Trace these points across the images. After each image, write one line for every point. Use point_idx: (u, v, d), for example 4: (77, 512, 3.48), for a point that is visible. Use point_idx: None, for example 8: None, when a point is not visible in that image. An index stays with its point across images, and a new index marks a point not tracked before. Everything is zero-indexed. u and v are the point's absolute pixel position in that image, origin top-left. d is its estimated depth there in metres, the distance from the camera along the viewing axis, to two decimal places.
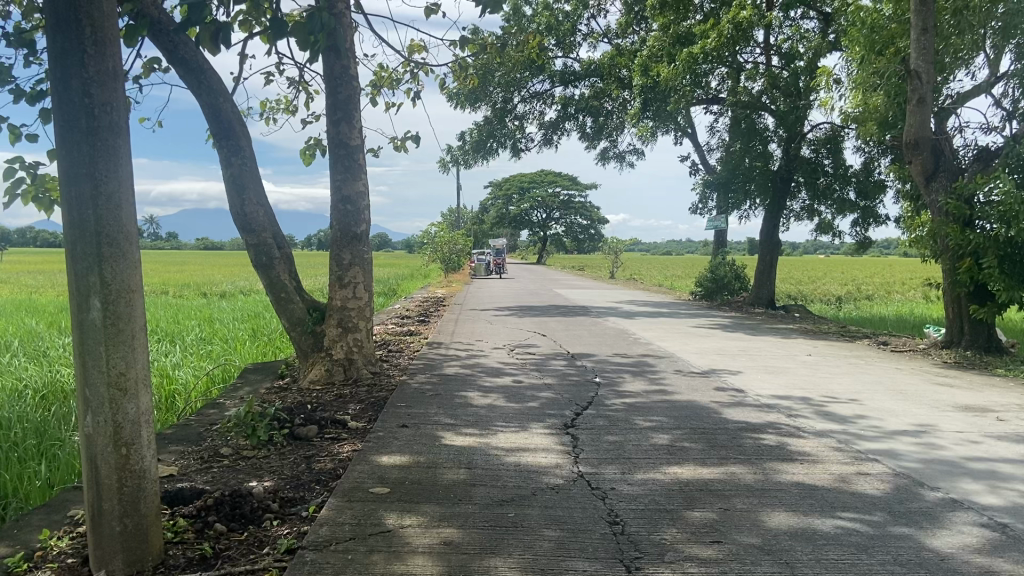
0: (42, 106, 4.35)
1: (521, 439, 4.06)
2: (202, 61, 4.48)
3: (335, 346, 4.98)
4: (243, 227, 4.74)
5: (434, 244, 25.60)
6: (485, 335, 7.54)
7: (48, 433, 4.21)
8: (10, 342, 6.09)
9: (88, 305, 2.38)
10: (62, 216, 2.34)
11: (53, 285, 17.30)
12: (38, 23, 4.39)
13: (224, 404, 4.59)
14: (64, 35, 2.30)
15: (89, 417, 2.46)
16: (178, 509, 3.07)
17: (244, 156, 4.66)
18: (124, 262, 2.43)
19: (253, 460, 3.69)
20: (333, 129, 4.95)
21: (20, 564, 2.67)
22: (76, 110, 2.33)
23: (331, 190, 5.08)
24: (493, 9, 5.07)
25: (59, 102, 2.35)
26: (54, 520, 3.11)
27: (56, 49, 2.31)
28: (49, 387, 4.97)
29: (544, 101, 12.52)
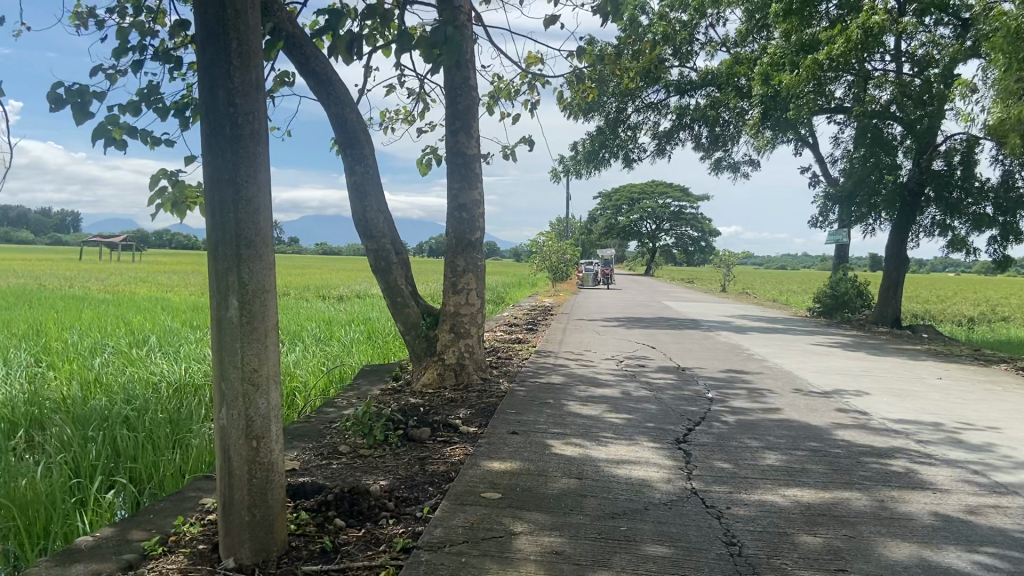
0: (184, 118, 4.65)
1: (631, 452, 4.00)
2: (332, 74, 4.66)
3: (448, 351, 5.06)
4: (364, 234, 4.90)
5: (543, 253, 25.75)
6: (594, 345, 7.50)
7: (180, 424, 4.50)
8: (146, 337, 6.52)
9: (226, 304, 2.51)
10: (205, 217, 2.49)
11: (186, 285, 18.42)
12: (183, 40, 4.71)
13: (340, 404, 4.75)
14: (215, 48, 2.45)
15: (224, 409, 2.60)
16: (301, 502, 3.20)
17: (367, 164, 4.82)
18: (260, 263, 2.55)
19: (370, 459, 3.79)
20: (451, 139, 5.06)
21: (156, 548, 2.84)
22: (222, 119, 2.47)
23: (448, 198, 5.18)
24: (613, 18, 5.06)
25: (207, 110, 2.50)
26: (187, 507, 3.30)
27: (205, 60, 2.46)
28: (181, 380, 5.30)
29: (658, 111, 12.39)
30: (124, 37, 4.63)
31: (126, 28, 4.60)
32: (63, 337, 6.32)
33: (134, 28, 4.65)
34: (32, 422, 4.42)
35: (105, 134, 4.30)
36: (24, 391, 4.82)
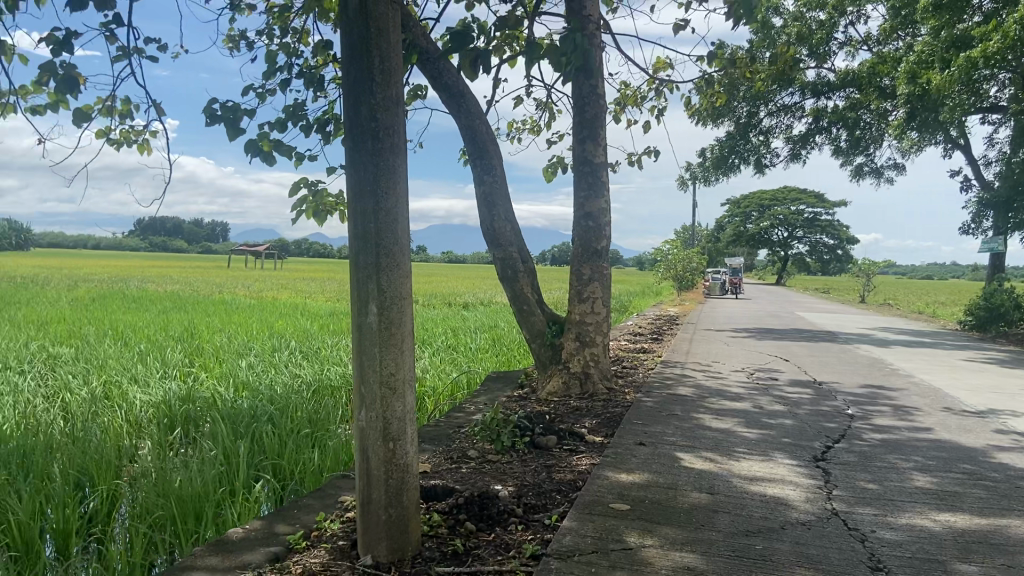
0: (326, 134, 4.90)
1: (765, 469, 3.86)
2: (463, 87, 4.77)
3: (573, 359, 5.07)
4: (492, 242, 4.97)
5: (669, 261, 25.35)
6: (723, 356, 7.30)
7: (318, 423, 4.73)
8: (288, 340, 6.90)
9: (367, 310, 2.62)
10: (348, 227, 2.60)
11: (323, 291, 19.39)
12: (324, 59, 4.96)
13: (468, 409, 4.84)
14: (359, 66, 2.56)
15: (362, 411, 2.70)
16: (433, 504, 3.28)
17: (495, 175, 4.89)
18: (398, 271, 2.64)
19: (497, 465, 3.84)
20: (579, 147, 5.08)
21: (300, 542, 2.98)
22: (364, 133, 2.57)
23: (575, 207, 5.20)
24: (745, 21, 4.92)
25: (351, 125, 2.61)
26: (327, 504, 3.45)
27: (351, 78, 2.57)
28: (320, 381, 5.57)
29: (793, 114, 11.95)
30: (273, 58, 4.93)
31: (274, 50, 4.89)
32: (214, 339, 6.77)
33: (281, 50, 4.95)
34: (188, 418, 4.76)
35: (254, 149, 4.58)
36: (180, 388, 5.20)
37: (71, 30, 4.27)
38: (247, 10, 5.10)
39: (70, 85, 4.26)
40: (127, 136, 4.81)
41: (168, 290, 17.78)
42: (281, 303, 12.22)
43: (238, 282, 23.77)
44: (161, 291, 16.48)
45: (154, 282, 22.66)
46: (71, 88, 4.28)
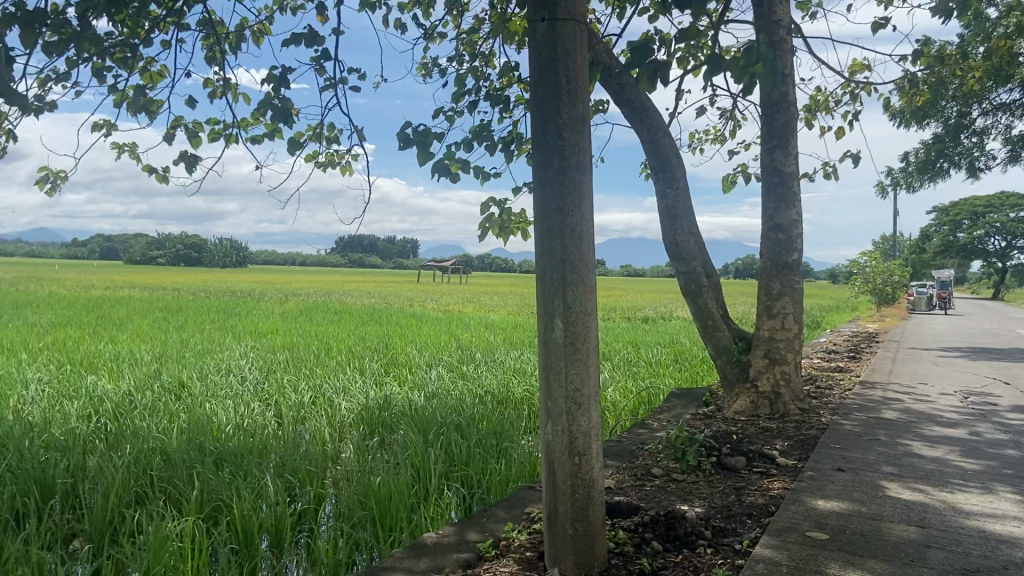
0: (511, 151, 5.05)
1: (984, 503, 3.50)
2: (645, 100, 4.75)
3: (762, 378, 4.86)
4: (675, 256, 4.88)
5: (867, 274, 23.71)
6: (930, 378, 6.71)
7: (503, 434, 4.87)
8: (474, 352, 7.15)
9: (553, 325, 2.66)
10: (535, 244, 2.65)
11: (508, 305, 20.03)
12: (509, 79, 5.13)
13: (652, 425, 4.78)
14: (547, 87, 2.62)
15: (549, 425, 2.75)
16: (619, 521, 3.27)
17: (678, 188, 4.81)
18: (583, 287, 2.65)
19: (683, 484, 3.75)
20: (767, 157, 4.90)
21: (490, 550, 3.07)
22: (551, 152, 2.62)
23: (763, 219, 5.00)
24: (953, 14, 4.53)
25: (539, 144, 2.67)
26: (515, 514, 3.53)
27: (538, 99, 2.64)
28: (504, 393, 5.72)
29: (1012, 112, 10.79)
30: (462, 83, 5.15)
31: (463, 74, 5.12)
32: (406, 351, 7.16)
33: (469, 73, 5.17)
34: (383, 425, 5.07)
35: (444, 169, 4.81)
36: (377, 396, 5.55)
37: (285, 67, 4.71)
38: (438, 38, 5.38)
39: (284, 116, 4.69)
40: (331, 161, 5.21)
41: (365, 303, 19.10)
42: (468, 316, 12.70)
43: (431, 297, 25.02)
44: (360, 304, 17.78)
45: (356, 297, 24.43)
46: (285, 119, 4.71)
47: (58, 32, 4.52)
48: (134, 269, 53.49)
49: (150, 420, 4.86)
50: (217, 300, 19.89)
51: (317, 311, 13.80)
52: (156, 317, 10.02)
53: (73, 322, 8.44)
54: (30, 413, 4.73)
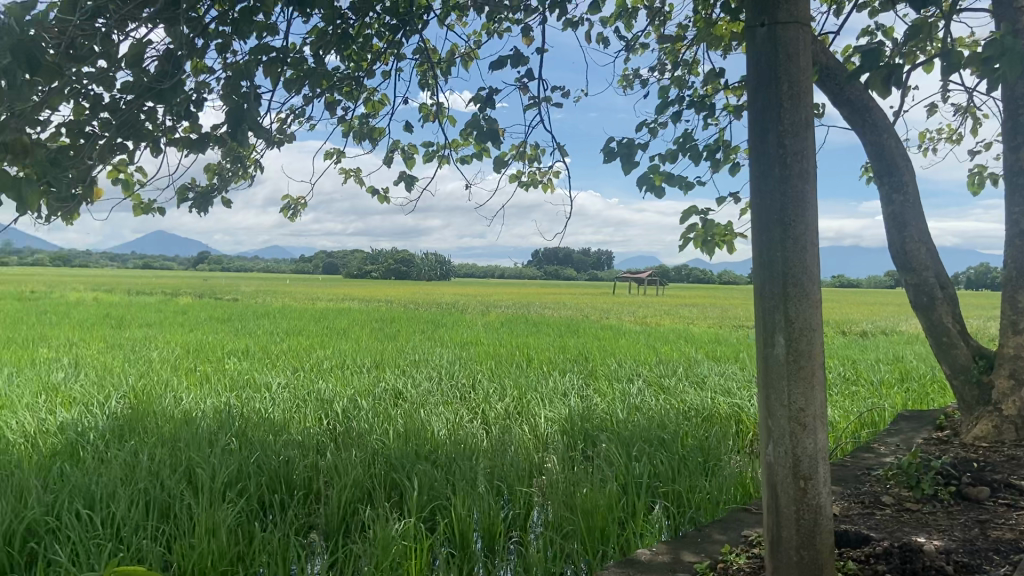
0: (717, 160, 4.92)
1: None
2: (869, 101, 4.45)
3: (1008, 401, 4.36)
4: (903, 267, 4.51)
5: None
6: None
7: (710, 451, 4.73)
8: (676, 366, 7.02)
9: (774, 345, 2.27)
10: (751, 258, 2.25)
11: (706, 318, 19.53)
12: (714, 87, 5.01)
13: (877, 449, 4.44)
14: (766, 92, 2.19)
15: (770, 444, 2.41)
16: (846, 551, 3.07)
17: (906, 193, 4.44)
18: (807, 303, 2.23)
19: (918, 514, 3.45)
20: (1012, 156, 4.42)
21: (707, 571, 2.98)
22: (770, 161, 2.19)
23: (1008, 224, 4.51)
24: None
25: (757, 151, 2.26)
26: (732, 537, 3.40)
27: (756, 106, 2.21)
28: (709, 409, 5.56)
29: None
30: (666, 93, 5.10)
31: (667, 84, 5.06)
32: (608, 363, 7.18)
33: (673, 82, 5.11)
34: (587, 435, 5.11)
35: (647, 181, 4.79)
36: (580, 407, 5.61)
37: (493, 89, 4.91)
38: (640, 49, 5.37)
39: (492, 137, 4.88)
40: (536, 177, 5.35)
41: (563, 316, 19.39)
42: (668, 330, 12.50)
43: (626, 311, 24.95)
44: (557, 317, 18.14)
45: (551, 309, 24.86)
46: (492, 139, 4.90)
47: (296, 70, 5.02)
48: (345, 282, 57.87)
49: (371, 422, 5.22)
50: (429, 312, 21.10)
51: (522, 323, 14.23)
52: (376, 328, 10.79)
53: (305, 331, 9.29)
54: (273, 414, 5.26)
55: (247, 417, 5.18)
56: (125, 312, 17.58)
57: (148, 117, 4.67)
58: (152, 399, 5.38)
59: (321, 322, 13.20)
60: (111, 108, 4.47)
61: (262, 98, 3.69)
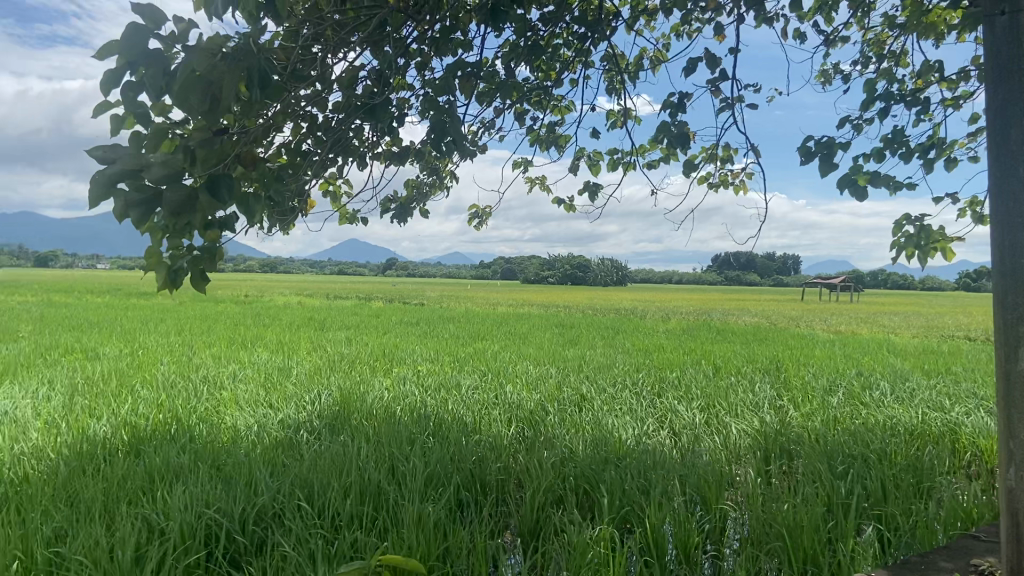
0: (930, 158, 4.57)
1: None
2: None
3: None
4: None
5: None
6: None
7: (923, 472, 4.37)
8: (878, 379, 6.58)
9: (1015, 357, 1.78)
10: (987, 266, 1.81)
11: (901, 327, 18.22)
12: (927, 79, 4.65)
13: None
14: (1002, 85, 1.77)
15: (1009, 466, 1.90)
16: None
17: None
18: None
19: None
20: None
21: None
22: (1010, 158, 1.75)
23: None
24: None
25: (994, 146, 1.81)
26: (961, 566, 3.13)
27: (994, 103, 1.79)
28: (919, 426, 5.16)
29: None
30: (871, 88, 4.80)
31: (873, 78, 4.76)
32: (800, 373, 6.86)
33: (880, 76, 4.79)
34: (783, 449, 4.88)
35: (850, 182, 4.52)
36: (773, 419, 5.39)
37: (683, 92, 4.83)
38: (840, 42, 5.09)
39: (681, 141, 4.80)
40: (727, 179, 5.21)
41: (744, 323, 18.69)
42: (862, 340, 11.76)
43: (808, 318, 23.78)
44: (738, 324, 17.53)
45: (725, 316, 24.16)
46: (682, 144, 4.82)
47: (489, 82, 5.19)
48: (512, 286, 59.16)
49: (558, 428, 5.26)
50: (607, 318, 21.19)
51: (704, 330, 13.93)
52: (556, 332, 10.96)
53: (490, 335, 9.60)
54: (465, 415, 5.45)
55: (441, 418, 5.39)
56: (324, 314, 18.97)
57: (356, 134, 5.02)
58: (357, 397, 5.75)
59: (501, 326, 13.61)
60: (324, 127, 4.85)
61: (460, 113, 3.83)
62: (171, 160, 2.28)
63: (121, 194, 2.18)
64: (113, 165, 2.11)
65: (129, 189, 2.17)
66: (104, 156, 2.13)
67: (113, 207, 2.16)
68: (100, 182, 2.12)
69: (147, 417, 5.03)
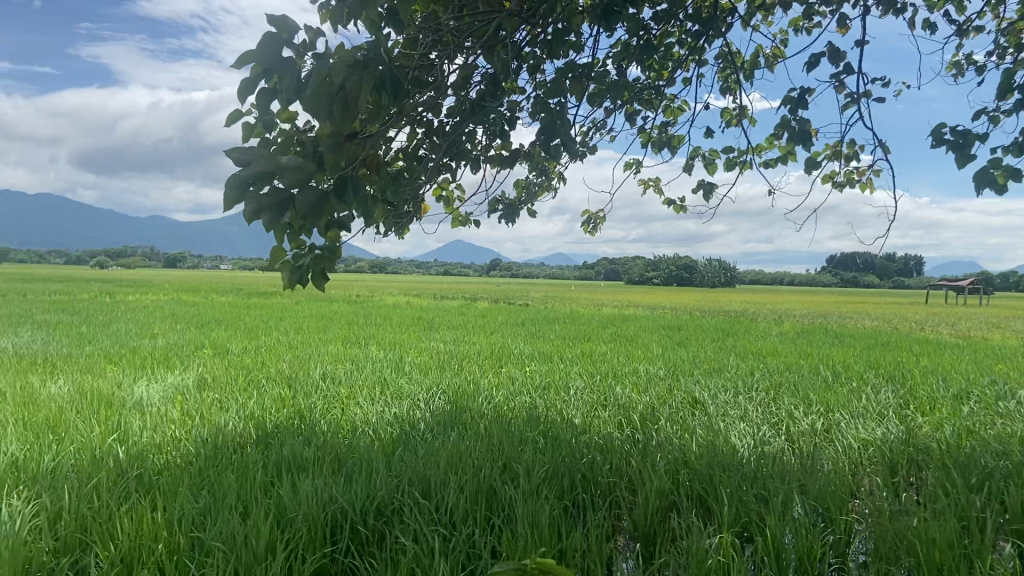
0: None
1: None
2: None
3: None
4: None
5: None
6: None
7: None
8: (1012, 387, 6.18)
9: None
10: None
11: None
12: None
13: None
14: None
15: None
16: None
17: None
18: None
19: None
20: None
21: None
22: None
23: None
24: None
25: None
26: None
27: None
28: None
29: None
30: (1010, 78, 4.51)
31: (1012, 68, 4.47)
32: (928, 381, 6.52)
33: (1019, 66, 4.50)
34: (909, 460, 4.64)
35: (987, 179, 4.25)
36: (898, 429, 5.14)
37: (804, 88, 4.66)
38: (973, 31, 4.81)
39: (802, 139, 4.64)
40: (850, 177, 5.01)
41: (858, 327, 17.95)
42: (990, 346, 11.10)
43: (927, 321, 22.62)
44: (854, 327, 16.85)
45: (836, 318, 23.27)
46: (803, 141, 4.66)
47: (600, 84, 5.17)
48: (610, 287, 58.80)
49: (670, 432, 5.19)
50: (713, 320, 20.80)
51: (820, 333, 13.44)
52: (663, 334, 10.82)
53: (597, 337, 9.57)
54: (575, 416, 5.45)
55: (551, 419, 5.41)
56: (430, 314, 19.36)
57: (469, 138, 5.08)
58: (468, 396, 5.84)
59: (607, 328, 13.58)
60: (439, 131, 4.93)
61: (575, 114, 3.82)
62: (302, 165, 2.33)
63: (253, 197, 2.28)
64: (247, 167, 2.20)
65: (262, 192, 2.26)
66: (240, 160, 2.23)
67: (246, 209, 2.25)
68: (234, 183, 2.21)
69: (272, 411, 5.26)
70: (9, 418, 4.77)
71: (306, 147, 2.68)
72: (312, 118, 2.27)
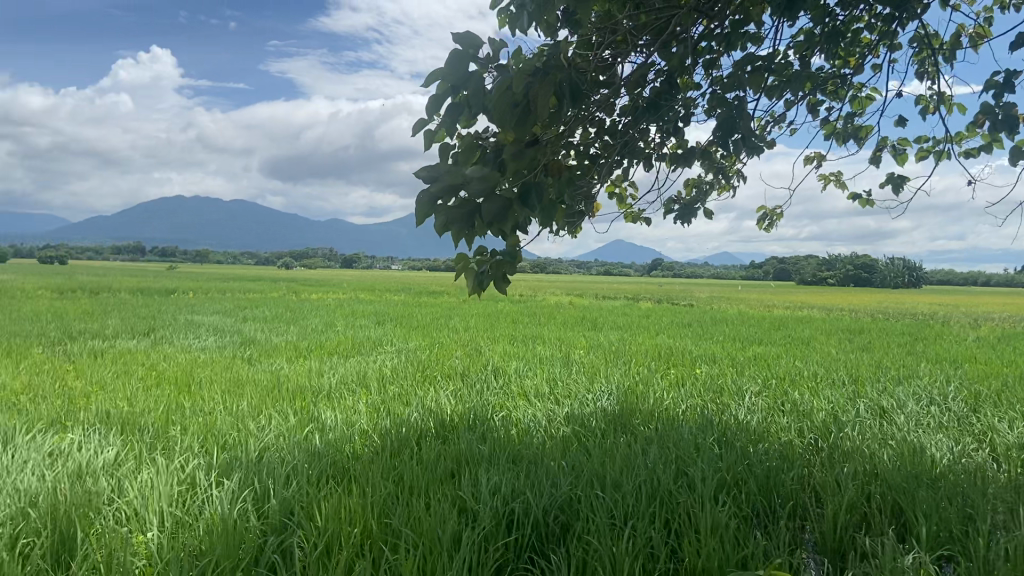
0: None
1: None
2: None
3: None
4: None
5: None
6: None
7: None
8: None
9: None
10: None
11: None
12: None
13: None
14: None
15: None
16: None
17: None
18: None
19: None
20: None
21: None
22: None
23: None
24: None
25: None
26: None
27: None
28: None
29: None
30: None
31: None
32: None
33: None
34: None
35: None
36: None
37: (1012, 69, 4.26)
38: None
39: (1010, 125, 4.24)
40: None
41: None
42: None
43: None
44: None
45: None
46: (1011, 128, 4.25)
47: (780, 76, 4.96)
48: (772, 287, 56.50)
49: (859, 441, 4.89)
50: (891, 322, 19.51)
51: (1022, 338, 12.28)
52: (845, 336, 10.25)
53: (771, 338, 9.22)
54: (753, 422, 5.26)
55: (727, 423, 5.25)
56: (591, 313, 19.47)
57: (642, 137, 5.03)
58: (640, 397, 5.80)
59: (782, 329, 13.08)
60: (612, 132, 4.91)
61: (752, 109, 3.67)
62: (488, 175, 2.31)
63: (442, 211, 2.32)
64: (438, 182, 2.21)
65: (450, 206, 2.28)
66: (429, 175, 2.25)
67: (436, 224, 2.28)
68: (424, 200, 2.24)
69: (451, 406, 5.47)
70: (221, 405, 5.23)
71: (491, 154, 2.71)
72: (496, 128, 2.27)
